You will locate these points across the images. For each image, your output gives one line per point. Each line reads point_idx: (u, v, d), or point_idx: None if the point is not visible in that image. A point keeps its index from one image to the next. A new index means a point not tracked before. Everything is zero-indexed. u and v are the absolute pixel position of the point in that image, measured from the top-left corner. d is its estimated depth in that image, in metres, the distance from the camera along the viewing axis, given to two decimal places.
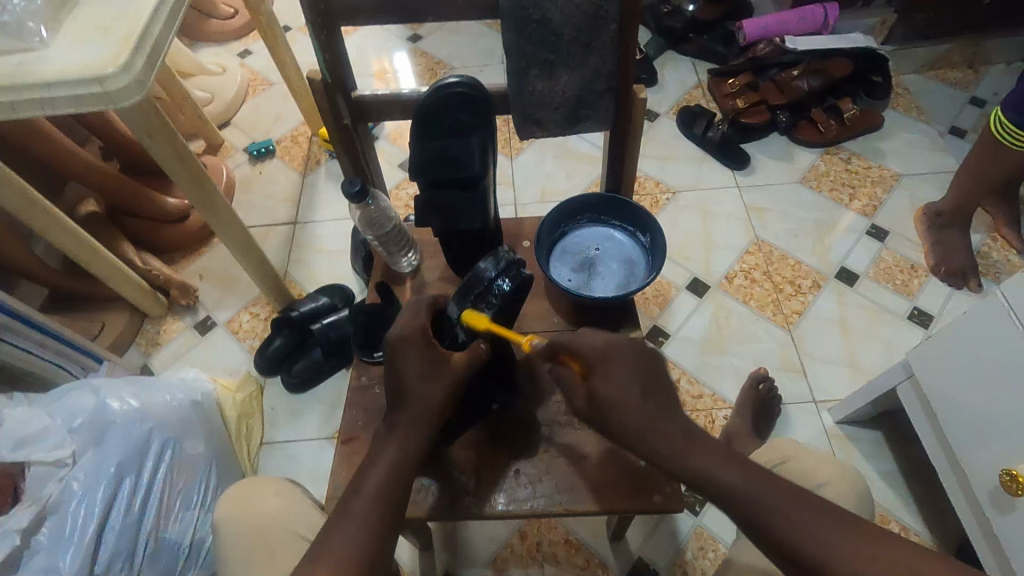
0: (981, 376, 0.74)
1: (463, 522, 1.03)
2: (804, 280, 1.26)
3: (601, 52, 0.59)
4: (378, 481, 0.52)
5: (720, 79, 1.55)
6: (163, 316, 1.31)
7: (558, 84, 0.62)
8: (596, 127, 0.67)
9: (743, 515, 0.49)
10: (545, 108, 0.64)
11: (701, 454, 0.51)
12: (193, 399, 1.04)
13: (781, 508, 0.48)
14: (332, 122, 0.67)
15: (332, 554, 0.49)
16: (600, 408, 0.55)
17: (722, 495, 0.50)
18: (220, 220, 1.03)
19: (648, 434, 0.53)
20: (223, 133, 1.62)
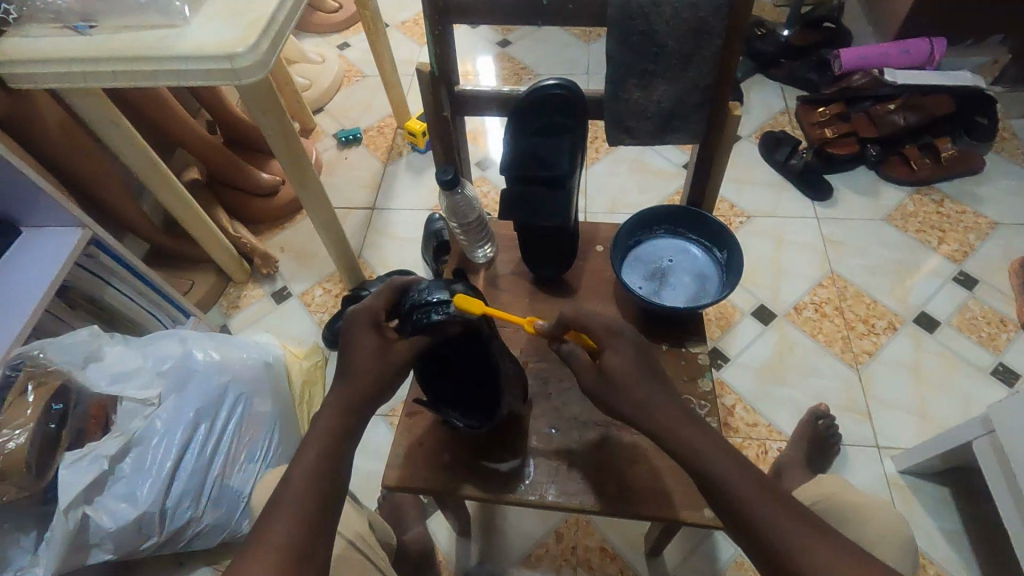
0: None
1: (502, 514, 1.05)
2: (879, 319, 1.21)
3: (701, 65, 0.60)
4: (306, 473, 0.51)
5: (809, 107, 1.51)
6: (245, 282, 1.40)
7: (654, 94, 0.63)
8: (686, 139, 0.68)
9: (724, 506, 0.49)
10: (638, 117, 0.65)
11: (693, 434, 0.51)
12: (266, 360, 1.11)
13: (758, 502, 0.47)
14: (432, 112, 0.71)
15: (265, 535, 0.47)
16: (607, 380, 0.55)
17: (701, 475, 0.50)
18: (310, 197, 1.10)
19: (648, 409, 0.53)
20: (316, 118, 1.72)
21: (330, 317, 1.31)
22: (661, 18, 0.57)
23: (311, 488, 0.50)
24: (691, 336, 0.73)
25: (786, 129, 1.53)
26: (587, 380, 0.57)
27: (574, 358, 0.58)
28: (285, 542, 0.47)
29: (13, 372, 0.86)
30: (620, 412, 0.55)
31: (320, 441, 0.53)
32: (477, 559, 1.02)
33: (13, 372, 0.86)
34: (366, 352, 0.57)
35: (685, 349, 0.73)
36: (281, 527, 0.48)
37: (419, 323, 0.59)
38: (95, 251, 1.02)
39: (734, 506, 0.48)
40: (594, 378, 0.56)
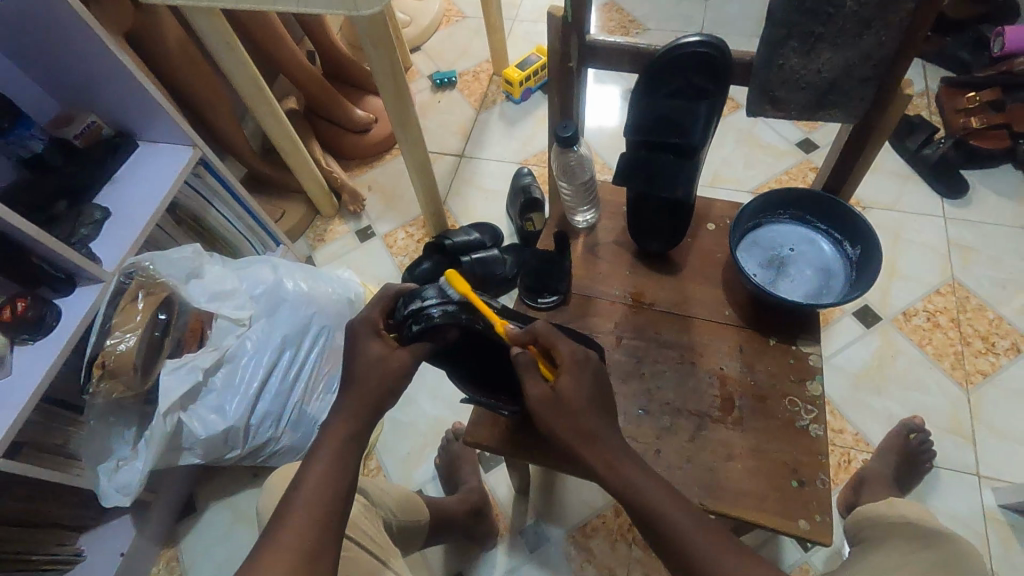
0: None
1: (562, 481, 1.05)
2: (1001, 339, 1.09)
3: (881, 32, 0.52)
4: (321, 469, 0.54)
5: (954, 91, 1.34)
6: (331, 217, 1.43)
7: (816, 62, 0.56)
8: (840, 117, 0.60)
9: (664, 540, 0.51)
10: (788, 88, 0.59)
11: (646, 482, 0.52)
12: (349, 297, 1.13)
13: (694, 540, 0.50)
14: (558, 61, 0.66)
15: (302, 506, 0.52)
16: (563, 407, 0.54)
17: (642, 511, 0.52)
18: (407, 139, 1.08)
19: (595, 444, 0.54)
20: (413, 58, 1.69)
21: (411, 261, 1.31)
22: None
23: (326, 484, 0.53)
24: (805, 333, 0.68)
25: (923, 114, 1.37)
26: (537, 399, 0.54)
27: (530, 372, 0.55)
28: (303, 532, 0.51)
29: (126, 279, 0.91)
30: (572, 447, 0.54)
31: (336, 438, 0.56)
32: (532, 520, 1.03)
33: (126, 279, 0.91)
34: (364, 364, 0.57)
35: (796, 346, 0.67)
36: (297, 521, 0.51)
37: (412, 333, 0.58)
38: (203, 171, 1.05)
39: (686, 559, 0.50)
40: (548, 402, 0.54)
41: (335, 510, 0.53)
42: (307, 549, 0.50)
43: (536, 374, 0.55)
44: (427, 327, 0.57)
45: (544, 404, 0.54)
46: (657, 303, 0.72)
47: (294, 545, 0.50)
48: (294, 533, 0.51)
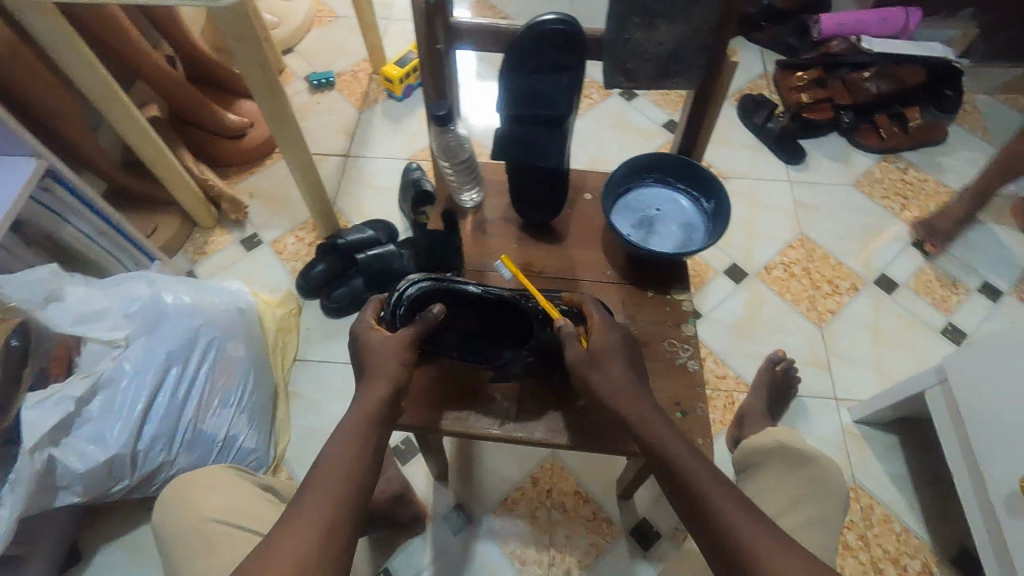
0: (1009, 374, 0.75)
1: (480, 461, 1.07)
2: (843, 281, 1.27)
3: (705, 8, 0.60)
4: (339, 455, 0.54)
5: (788, 71, 1.52)
6: (212, 228, 1.35)
7: (656, 35, 0.62)
8: (683, 85, 0.68)
9: (680, 482, 0.54)
10: (638, 61, 0.65)
11: (667, 430, 0.57)
12: (239, 306, 1.08)
13: (708, 486, 0.53)
14: (425, 44, 0.67)
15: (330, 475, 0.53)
16: (600, 361, 0.61)
17: (662, 456, 0.55)
18: (287, 138, 1.05)
19: (625, 396, 0.59)
20: (286, 59, 1.64)
21: (304, 265, 1.27)
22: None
23: (343, 471, 0.53)
24: (676, 282, 0.75)
25: (764, 93, 1.55)
26: (574, 359, 0.61)
27: (571, 340, 0.62)
28: (322, 516, 0.50)
29: None
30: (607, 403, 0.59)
31: (357, 425, 0.57)
32: (454, 503, 1.04)
33: None
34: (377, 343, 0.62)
35: (670, 296, 0.74)
36: (316, 503, 0.51)
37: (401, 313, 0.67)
38: (52, 185, 0.95)
39: (692, 488, 0.53)
40: (583, 356, 0.61)
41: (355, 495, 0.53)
42: (324, 532, 0.49)
43: (571, 340, 0.62)
44: (413, 299, 0.68)
45: (581, 359, 0.61)
46: (545, 271, 0.77)
47: (311, 530, 0.49)
48: (313, 515, 0.50)
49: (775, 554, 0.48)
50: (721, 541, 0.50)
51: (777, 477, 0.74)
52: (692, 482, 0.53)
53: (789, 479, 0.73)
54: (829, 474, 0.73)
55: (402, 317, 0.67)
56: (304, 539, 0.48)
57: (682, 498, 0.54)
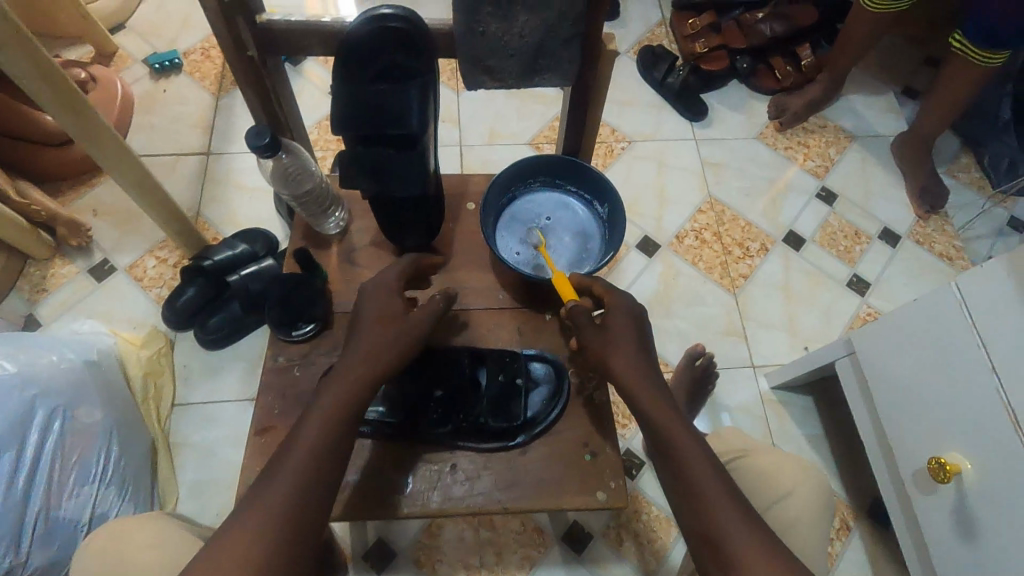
0: (911, 352, 0.74)
1: None
2: (753, 242, 1.24)
3: None
4: (312, 432, 0.50)
5: (684, 15, 1.43)
6: (49, 258, 1.13)
7: (515, 26, 0.51)
8: (556, 81, 0.57)
9: (682, 476, 0.52)
10: (497, 56, 0.54)
11: (671, 418, 0.54)
12: (86, 361, 0.91)
13: (711, 486, 0.51)
14: (232, 53, 0.53)
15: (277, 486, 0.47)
16: (615, 339, 0.58)
17: (668, 449, 0.53)
18: (108, 155, 0.86)
19: (635, 378, 0.56)
20: (116, 39, 1.37)
21: (170, 291, 1.10)
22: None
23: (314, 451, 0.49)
24: None
25: (663, 43, 1.46)
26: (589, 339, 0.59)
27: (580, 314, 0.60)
28: (286, 502, 0.47)
29: None
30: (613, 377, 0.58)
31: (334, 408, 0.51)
32: (374, 539, 0.96)
33: None
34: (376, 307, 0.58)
35: None
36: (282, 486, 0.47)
37: None
38: None
39: (686, 473, 0.52)
40: (594, 333, 0.59)
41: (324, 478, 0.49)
42: (285, 524, 0.46)
43: (585, 318, 0.60)
44: None
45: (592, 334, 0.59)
46: None
47: (273, 519, 0.46)
48: (276, 501, 0.47)
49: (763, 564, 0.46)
50: (709, 537, 0.49)
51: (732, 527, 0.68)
52: (689, 472, 0.52)
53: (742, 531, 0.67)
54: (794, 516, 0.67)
55: None
56: (260, 530, 0.45)
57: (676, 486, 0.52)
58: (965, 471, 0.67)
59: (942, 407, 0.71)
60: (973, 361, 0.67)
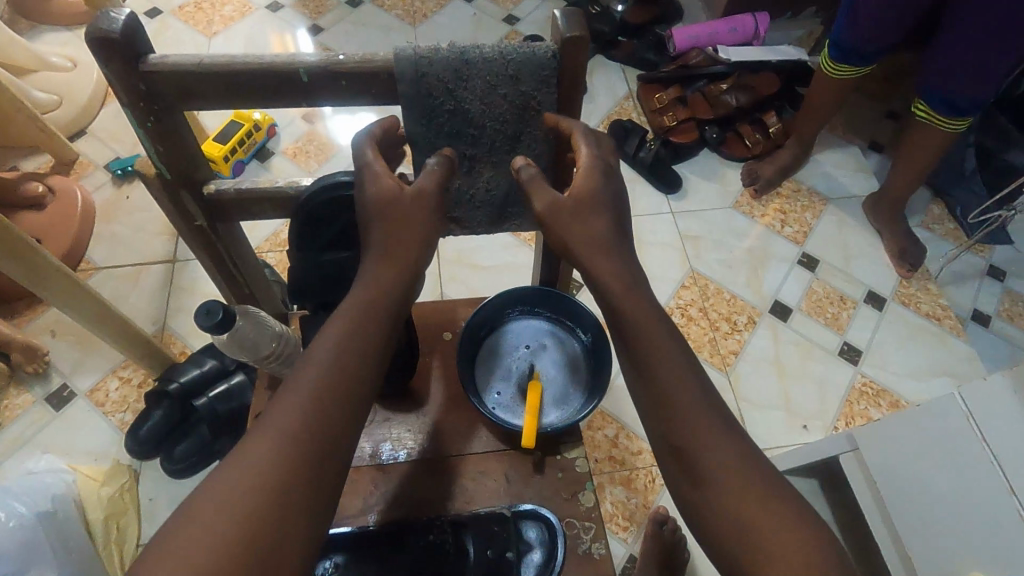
0: (913, 454, 0.71)
1: None
2: (739, 315, 1.22)
3: (529, 147, 0.54)
4: (329, 351, 0.45)
5: (650, 88, 1.45)
6: (3, 388, 1.06)
7: (479, 179, 0.55)
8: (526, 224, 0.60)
9: (677, 417, 0.48)
10: (460, 205, 0.56)
11: (652, 325, 0.50)
12: (40, 514, 0.84)
13: (712, 433, 0.47)
14: (182, 224, 0.52)
15: (267, 439, 0.41)
16: (580, 211, 0.52)
17: (660, 383, 0.49)
18: (60, 292, 0.81)
19: (623, 286, 0.51)
20: (77, 146, 1.34)
21: (134, 417, 1.03)
22: (475, 101, 0.49)
23: (333, 376, 0.44)
24: (565, 439, 0.64)
25: (632, 116, 1.47)
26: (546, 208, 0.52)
27: (541, 184, 0.52)
28: (298, 428, 0.41)
29: None
30: (576, 255, 0.52)
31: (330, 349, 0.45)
32: None
33: None
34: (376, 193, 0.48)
35: (560, 456, 0.63)
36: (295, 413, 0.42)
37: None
38: None
39: (672, 404, 0.48)
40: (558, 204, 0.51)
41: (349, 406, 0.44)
42: (298, 453, 0.41)
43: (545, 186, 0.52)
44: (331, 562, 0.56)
45: (552, 207, 0.51)
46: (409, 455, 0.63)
47: (285, 449, 0.40)
48: (288, 426, 0.41)
49: (773, 524, 0.44)
50: (706, 487, 0.46)
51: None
52: (688, 413, 0.48)
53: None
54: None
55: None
56: (269, 459, 0.40)
57: (657, 410, 0.49)
58: None
59: (955, 517, 0.67)
60: (984, 471, 0.64)
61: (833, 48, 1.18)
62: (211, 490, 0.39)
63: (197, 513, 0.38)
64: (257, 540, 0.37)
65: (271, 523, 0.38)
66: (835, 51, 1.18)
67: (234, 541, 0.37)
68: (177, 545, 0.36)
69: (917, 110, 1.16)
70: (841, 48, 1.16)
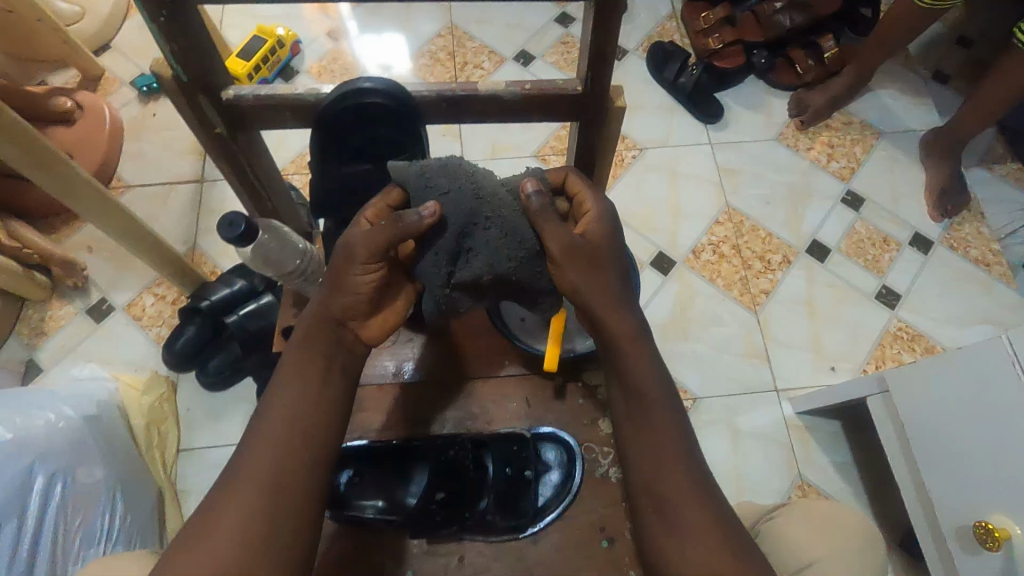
0: (943, 399, 0.70)
1: None
2: (774, 254, 1.18)
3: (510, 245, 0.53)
4: (281, 395, 0.53)
5: (695, 7, 1.34)
6: (46, 299, 1.11)
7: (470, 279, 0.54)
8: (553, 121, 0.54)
9: (645, 435, 0.53)
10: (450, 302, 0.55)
11: (645, 359, 0.55)
12: (87, 415, 0.89)
13: (675, 454, 0.52)
14: (200, 131, 0.50)
15: (246, 468, 0.49)
16: (593, 257, 0.54)
17: (639, 401, 0.54)
18: (91, 208, 0.82)
19: (620, 317, 0.55)
20: (102, 60, 1.33)
21: (169, 332, 1.07)
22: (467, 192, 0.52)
23: (288, 412, 0.52)
24: (587, 365, 0.64)
25: (674, 38, 1.37)
26: (559, 249, 0.53)
27: (550, 217, 0.53)
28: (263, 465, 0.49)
29: None
30: (581, 296, 0.54)
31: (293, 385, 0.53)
32: None
33: None
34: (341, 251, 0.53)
35: (582, 383, 0.64)
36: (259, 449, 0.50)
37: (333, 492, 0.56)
38: None
39: (652, 420, 0.53)
40: (574, 244, 0.53)
41: (307, 433, 0.52)
42: (265, 481, 0.49)
43: (559, 224, 0.53)
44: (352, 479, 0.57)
45: (569, 245, 0.53)
46: (431, 375, 0.64)
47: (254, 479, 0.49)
48: (254, 460, 0.50)
49: (706, 539, 0.49)
50: (657, 502, 0.51)
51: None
52: (656, 429, 0.53)
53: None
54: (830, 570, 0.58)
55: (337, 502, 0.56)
56: (244, 493, 0.48)
57: (639, 425, 0.54)
58: (1016, 539, 0.61)
59: (983, 464, 0.65)
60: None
61: None
62: (211, 511, 0.48)
63: (197, 533, 0.47)
64: (252, 545, 0.46)
65: (260, 535, 0.47)
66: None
67: (232, 551, 0.46)
68: (177, 573, 0.44)
69: (1020, 33, 1.01)
70: None
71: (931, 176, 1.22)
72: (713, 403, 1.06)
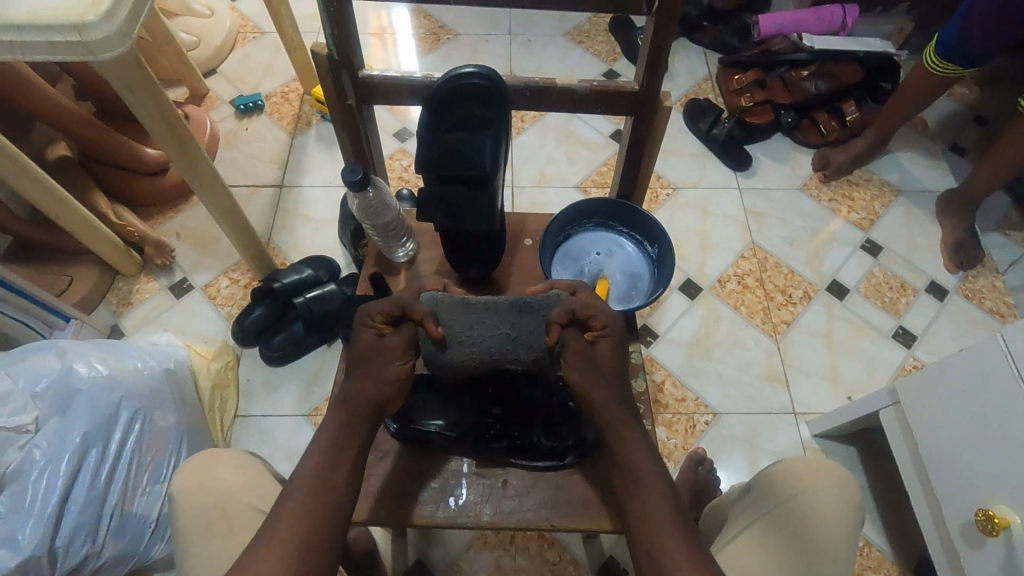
0: (948, 396, 0.76)
1: (439, 535, 1.00)
2: (796, 289, 1.26)
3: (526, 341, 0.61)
4: (311, 471, 0.53)
5: (729, 71, 1.50)
6: (135, 275, 1.24)
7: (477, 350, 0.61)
8: (613, 113, 0.68)
9: (639, 504, 0.55)
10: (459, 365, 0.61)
11: (640, 443, 0.58)
12: (166, 368, 1.00)
13: (668, 521, 0.53)
14: (335, 101, 0.64)
15: (275, 536, 0.49)
16: (599, 361, 0.59)
17: (630, 474, 0.56)
18: (204, 185, 0.97)
19: (618, 413, 0.59)
20: (209, 82, 1.53)
21: (240, 311, 1.19)
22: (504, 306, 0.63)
23: (319, 487, 0.52)
24: None
25: (709, 97, 1.53)
26: (572, 352, 0.59)
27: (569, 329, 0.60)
28: (289, 542, 0.49)
29: None
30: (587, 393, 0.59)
31: (321, 456, 0.54)
32: (415, 559, 0.98)
33: None
34: (372, 350, 0.58)
35: None
36: (287, 525, 0.50)
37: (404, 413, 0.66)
38: None
39: (643, 488, 0.55)
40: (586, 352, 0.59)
41: (337, 498, 0.53)
42: (292, 556, 0.48)
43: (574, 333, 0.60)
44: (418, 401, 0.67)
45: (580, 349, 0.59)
46: None
47: (280, 554, 0.48)
48: (284, 535, 0.49)
49: None
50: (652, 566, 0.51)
51: (756, 530, 0.62)
52: (648, 498, 0.55)
53: (775, 535, 0.60)
54: (817, 501, 0.61)
55: (405, 418, 0.65)
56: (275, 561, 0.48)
57: (630, 492, 0.56)
58: (1016, 527, 0.66)
59: (984, 457, 0.71)
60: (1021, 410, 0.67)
61: (939, 47, 1.17)
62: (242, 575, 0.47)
63: None
64: None
65: None
66: (942, 48, 1.16)
67: None
68: None
69: None
70: (947, 44, 1.15)
71: (947, 231, 1.31)
72: (733, 419, 1.12)
